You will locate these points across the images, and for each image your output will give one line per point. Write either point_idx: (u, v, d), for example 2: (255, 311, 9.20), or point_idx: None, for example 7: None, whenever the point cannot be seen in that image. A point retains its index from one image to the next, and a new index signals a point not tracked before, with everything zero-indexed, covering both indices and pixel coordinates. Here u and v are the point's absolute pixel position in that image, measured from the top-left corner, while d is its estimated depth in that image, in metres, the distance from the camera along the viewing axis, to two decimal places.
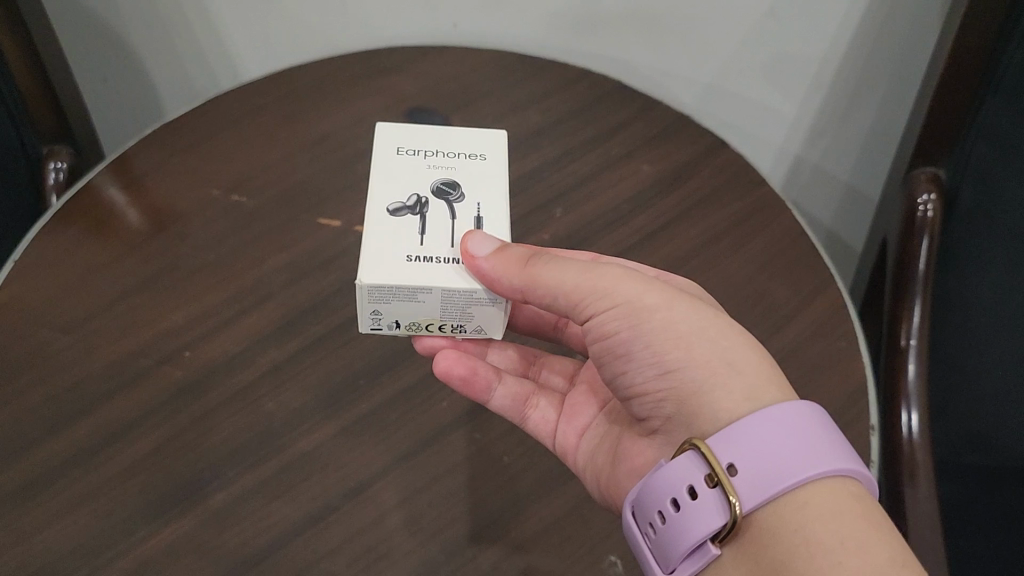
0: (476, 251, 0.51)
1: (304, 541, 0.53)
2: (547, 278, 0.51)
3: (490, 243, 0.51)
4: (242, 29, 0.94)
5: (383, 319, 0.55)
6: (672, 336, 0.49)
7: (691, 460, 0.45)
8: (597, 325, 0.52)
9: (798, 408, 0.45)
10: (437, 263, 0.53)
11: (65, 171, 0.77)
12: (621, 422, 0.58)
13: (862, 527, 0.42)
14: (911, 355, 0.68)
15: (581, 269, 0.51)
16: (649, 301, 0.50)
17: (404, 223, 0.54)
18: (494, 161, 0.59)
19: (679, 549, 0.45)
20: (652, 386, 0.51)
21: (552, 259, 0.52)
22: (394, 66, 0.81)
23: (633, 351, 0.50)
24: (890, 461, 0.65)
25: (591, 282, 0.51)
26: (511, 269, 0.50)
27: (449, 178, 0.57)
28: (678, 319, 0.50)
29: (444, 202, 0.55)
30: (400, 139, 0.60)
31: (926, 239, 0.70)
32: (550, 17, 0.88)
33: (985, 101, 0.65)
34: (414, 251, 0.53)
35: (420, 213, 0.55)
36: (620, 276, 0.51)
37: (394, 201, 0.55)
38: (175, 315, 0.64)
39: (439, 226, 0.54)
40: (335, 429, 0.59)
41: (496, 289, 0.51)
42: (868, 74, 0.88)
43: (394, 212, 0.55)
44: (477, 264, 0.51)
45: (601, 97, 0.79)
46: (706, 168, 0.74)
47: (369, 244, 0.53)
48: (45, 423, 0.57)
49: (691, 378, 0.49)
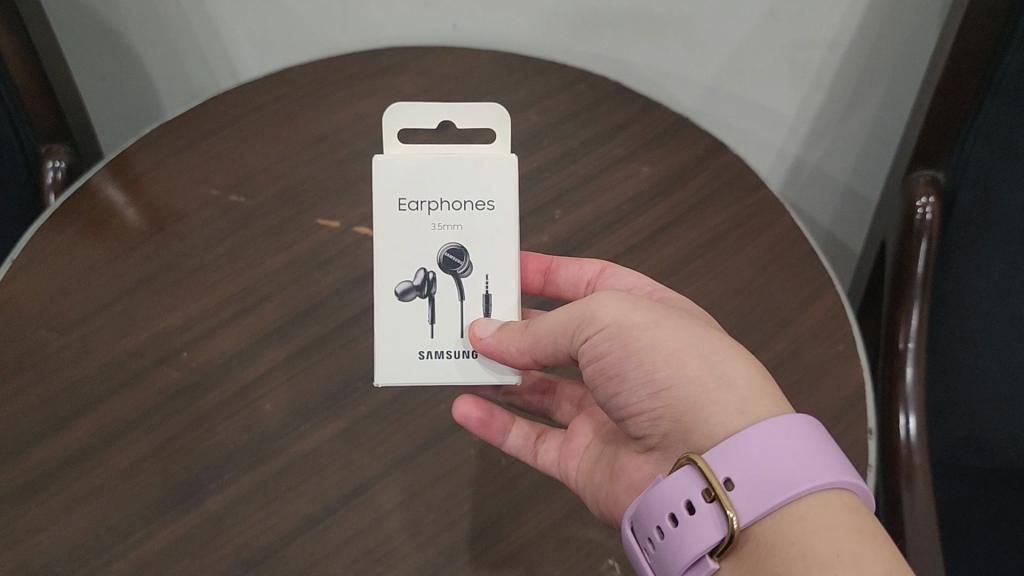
0: (481, 333, 0.56)
1: (302, 543, 0.53)
2: (546, 330, 0.53)
3: (493, 324, 0.56)
4: (242, 28, 0.94)
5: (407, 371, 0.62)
6: (663, 354, 0.49)
7: (688, 475, 0.46)
8: (589, 349, 0.52)
9: (792, 422, 0.45)
10: (447, 358, 0.58)
11: (63, 170, 0.78)
12: (616, 440, 0.56)
13: (860, 540, 0.42)
14: (908, 358, 0.68)
15: (569, 305, 0.53)
16: (637, 319, 0.50)
17: (414, 308, 0.58)
18: (502, 210, 0.58)
19: (679, 564, 0.45)
20: (647, 406, 0.50)
21: (549, 312, 0.54)
22: (393, 66, 0.81)
23: (625, 371, 0.50)
24: (887, 464, 0.65)
25: (579, 310, 0.52)
26: (513, 336, 0.55)
27: (455, 246, 0.58)
28: (667, 336, 0.50)
29: (451, 276, 0.57)
30: (400, 182, 0.58)
31: (925, 241, 0.70)
32: (551, 18, 0.88)
33: (984, 104, 0.64)
34: (426, 347, 0.58)
35: (427, 295, 0.57)
36: (607, 298, 0.51)
37: (401, 281, 0.57)
38: (173, 315, 0.64)
39: (447, 314, 0.58)
40: (336, 431, 0.59)
41: (509, 361, 0.55)
42: (866, 75, 0.88)
43: (402, 296, 0.57)
44: (484, 343, 0.55)
45: (602, 97, 0.79)
46: (706, 169, 0.74)
47: (384, 335, 0.58)
48: (42, 425, 0.57)
49: (685, 395, 0.48)
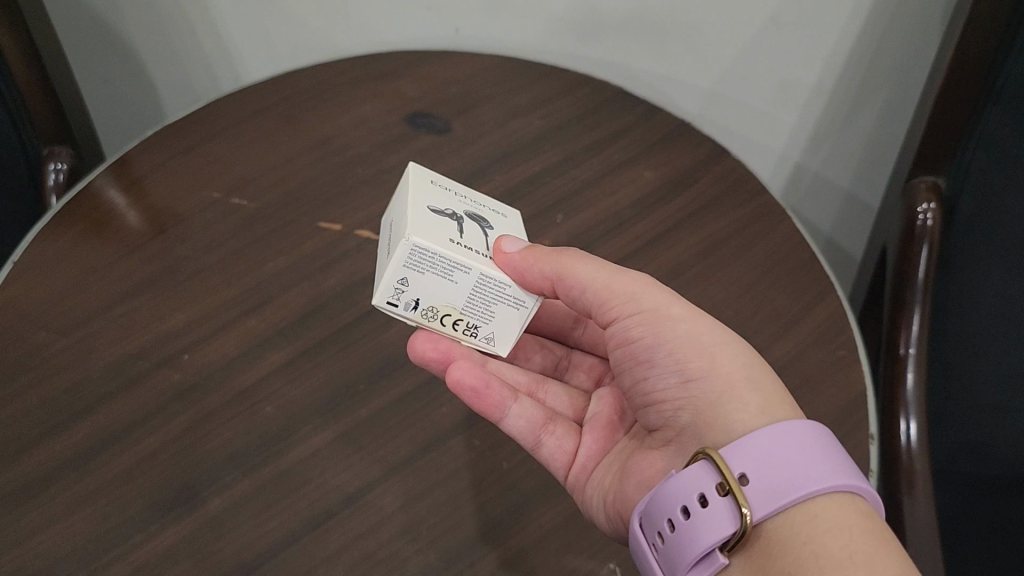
0: (507, 246, 0.53)
1: (303, 546, 0.53)
2: (577, 273, 0.53)
3: (522, 242, 0.54)
4: (244, 31, 0.94)
5: (405, 293, 0.53)
6: (696, 346, 0.52)
7: (703, 469, 0.46)
8: (620, 329, 0.54)
9: (808, 427, 0.46)
10: (476, 254, 0.53)
11: (65, 172, 0.77)
12: (631, 449, 0.58)
13: (872, 544, 0.43)
14: (909, 364, 0.68)
15: (610, 271, 0.54)
16: (675, 311, 0.53)
17: (444, 221, 0.53)
18: (514, 221, 0.59)
19: (687, 558, 0.45)
20: (672, 394, 0.52)
21: (579, 255, 0.54)
22: (396, 71, 0.83)
23: (657, 357, 0.52)
24: (889, 470, 0.65)
25: (619, 285, 0.53)
26: (542, 259, 0.53)
27: (479, 213, 0.57)
28: (701, 330, 0.52)
29: (478, 225, 0.55)
30: (431, 172, 0.58)
31: (926, 247, 0.69)
32: (552, 23, 0.89)
33: (985, 109, 0.64)
34: (457, 237, 0.53)
35: (457, 220, 0.54)
36: (648, 284, 0.54)
37: (434, 203, 0.54)
38: (175, 317, 0.64)
39: (474, 236, 0.54)
40: (335, 435, 0.58)
41: (526, 282, 0.54)
42: (866, 86, 0.88)
43: (435, 210, 0.54)
44: (508, 258, 0.53)
45: (602, 103, 0.81)
46: (706, 175, 0.75)
47: (415, 218, 0.52)
48: (41, 427, 0.57)
49: (710, 387, 0.51)
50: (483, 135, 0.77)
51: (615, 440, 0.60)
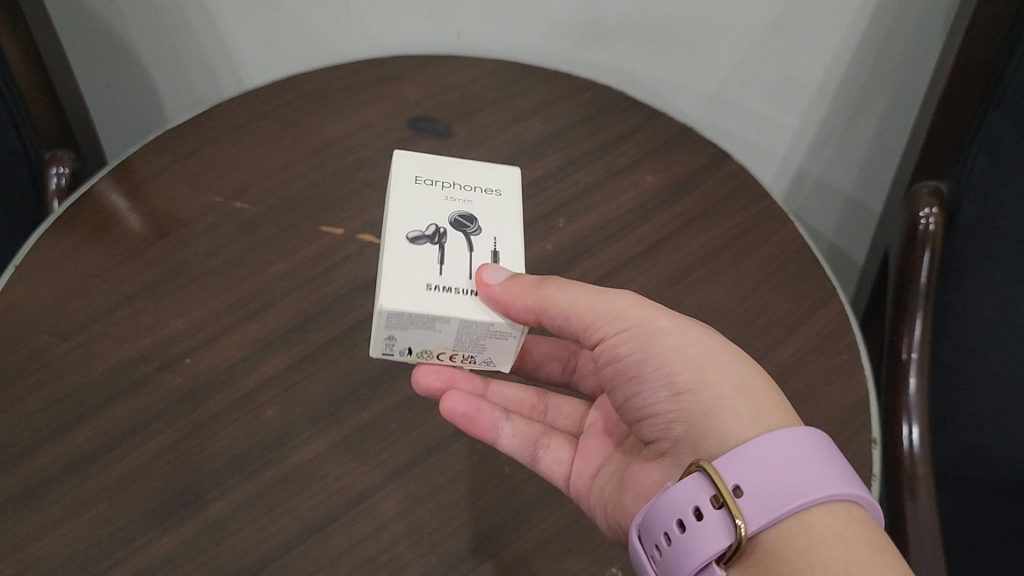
0: (489, 278, 0.51)
1: (304, 551, 0.53)
2: (559, 301, 0.52)
3: (503, 272, 0.51)
4: (246, 35, 0.95)
5: (396, 344, 0.54)
6: (686, 358, 0.51)
7: (697, 482, 0.46)
8: (609, 347, 0.54)
9: (806, 437, 0.46)
10: (454, 294, 0.51)
11: (67, 176, 0.78)
12: (630, 457, 0.58)
13: (870, 553, 0.43)
14: (912, 368, 0.68)
15: (592, 294, 0.53)
16: (661, 324, 0.52)
17: (424, 253, 0.53)
18: (509, 198, 0.58)
19: (685, 570, 0.45)
20: (664, 407, 0.52)
21: (559, 284, 0.53)
22: (397, 75, 0.83)
23: (646, 373, 0.52)
24: (890, 474, 0.65)
25: (604, 306, 0.53)
26: (524, 291, 0.50)
27: (465, 212, 0.56)
28: (690, 341, 0.52)
29: (462, 234, 0.54)
30: (418, 167, 0.59)
31: (928, 253, 0.69)
32: (554, 26, 0.89)
33: (987, 114, 0.64)
34: (434, 281, 0.52)
35: (438, 243, 0.53)
36: (633, 301, 0.53)
37: (412, 229, 0.54)
38: (177, 321, 0.64)
39: (457, 257, 0.53)
40: (336, 439, 0.58)
41: (511, 317, 0.51)
42: (866, 91, 0.88)
43: (413, 241, 0.53)
44: (491, 291, 0.50)
45: (603, 107, 0.81)
46: (708, 180, 0.75)
47: (389, 271, 0.51)
48: (42, 432, 0.57)
49: (702, 399, 0.51)
50: (484, 139, 0.77)
51: (612, 449, 0.60)
